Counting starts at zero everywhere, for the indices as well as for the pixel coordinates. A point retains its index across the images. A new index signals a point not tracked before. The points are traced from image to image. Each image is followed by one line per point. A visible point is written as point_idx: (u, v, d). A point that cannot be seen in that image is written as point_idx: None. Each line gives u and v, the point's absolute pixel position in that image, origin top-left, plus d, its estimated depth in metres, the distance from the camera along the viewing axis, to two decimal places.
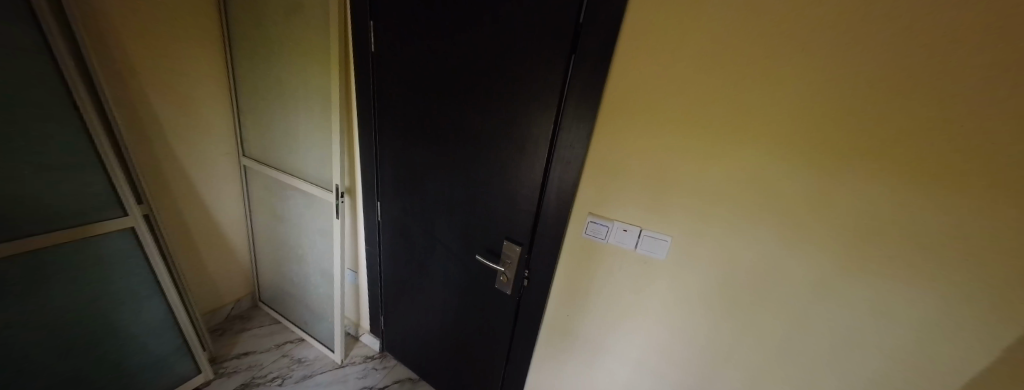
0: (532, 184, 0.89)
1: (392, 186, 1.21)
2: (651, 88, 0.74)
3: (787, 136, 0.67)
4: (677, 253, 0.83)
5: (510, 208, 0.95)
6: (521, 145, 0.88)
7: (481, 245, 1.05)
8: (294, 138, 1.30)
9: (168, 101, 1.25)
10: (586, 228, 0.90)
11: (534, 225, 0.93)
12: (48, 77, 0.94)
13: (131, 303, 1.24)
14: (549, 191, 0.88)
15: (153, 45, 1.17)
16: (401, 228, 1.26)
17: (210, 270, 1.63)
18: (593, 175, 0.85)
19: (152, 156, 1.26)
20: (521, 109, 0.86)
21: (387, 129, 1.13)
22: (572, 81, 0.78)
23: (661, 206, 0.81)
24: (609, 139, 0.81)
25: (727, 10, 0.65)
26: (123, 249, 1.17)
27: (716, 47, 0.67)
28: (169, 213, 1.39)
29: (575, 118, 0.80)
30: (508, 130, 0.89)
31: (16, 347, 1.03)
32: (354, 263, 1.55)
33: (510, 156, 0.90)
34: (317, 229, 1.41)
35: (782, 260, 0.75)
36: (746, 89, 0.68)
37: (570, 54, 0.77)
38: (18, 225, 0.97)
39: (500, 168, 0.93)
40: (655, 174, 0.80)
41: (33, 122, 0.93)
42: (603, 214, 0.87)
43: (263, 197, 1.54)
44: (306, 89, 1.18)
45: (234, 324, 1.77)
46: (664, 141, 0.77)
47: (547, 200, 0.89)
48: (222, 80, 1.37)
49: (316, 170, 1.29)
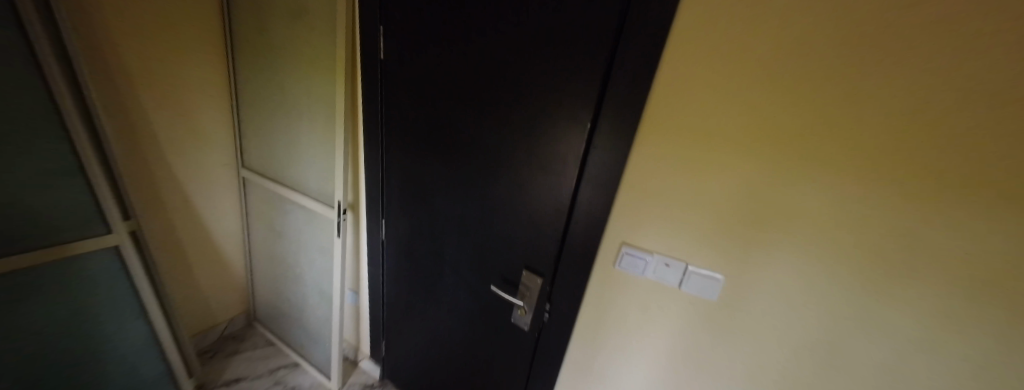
0: (558, 208, 0.79)
1: (399, 203, 1.11)
2: (703, 101, 0.63)
3: (884, 166, 0.53)
4: (730, 295, 0.70)
5: (531, 233, 0.85)
6: (548, 166, 0.78)
7: (496, 273, 0.95)
8: (295, 150, 1.21)
9: (165, 111, 1.18)
10: (617, 260, 0.78)
11: (557, 254, 0.82)
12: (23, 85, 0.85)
13: (113, 329, 1.14)
14: (577, 217, 0.77)
15: (147, 52, 1.09)
16: (406, 248, 1.16)
17: (203, 288, 1.54)
18: (629, 199, 0.73)
19: (142, 168, 1.18)
20: (547, 125, 0.76)
21: (395, 143, 1.04)
22: (609, 95, 0.68)
23: (712, 239, 0.69)
24: (650, 159, 0.69)
25: (805, 11, 0.53)
26: (105, 270, 1.07)
27: (792, 52, 0.55)
28: (158, 227, 1.29)
29: (610, 136, 0.69)
30: (532, 149, 0.79)
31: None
32: (355, 285, 1.45)
33: (534, 177, 0.81)
34: (316, 247, 1.31)
35: (869, 315, 0.60)
36: (830, 102, 0.54)
37: (608, 63, 0.66)
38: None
39: (521, 190, 0.83)
40: (705, 201, 0.67)
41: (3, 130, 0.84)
42: (640, 245, 0.75)
43: (261, 211, 1.45)
44: (310, 99, 1.11)
45: (226, 346, 1.67)
46: (718, 163, 0.64)
47: (574, 227, 0.78)
48: (224, 88, 1.30)
49: (317, 184, 1.20)
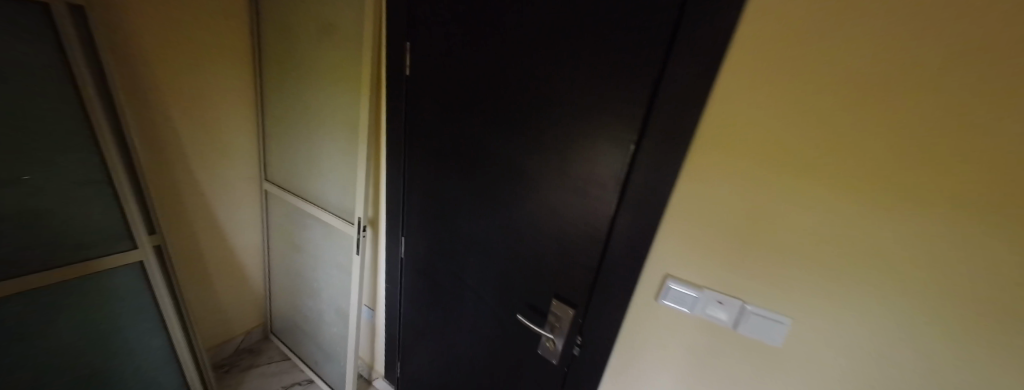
0: (594, 235, 0.73)
1: (419, 222, 1.07)
2: (765, 122, 0.54)
3: (1009, 205, 0.43)
4: (801, 344, 0.60)
5: (562, 259, 0.79)
6: (584, 190, 0.72)
7: (521, 299, 0.89)
8: (317, 165, 1.20)
9: (193, 127, 1.20)
10: (658, 292, 0.70)
11: (591, 286, 0.76)
12: (49, 103, 0.86)
13: (133, 345, 1.13)
14: (613, 247, 0.71)
15: (176, 68, 1.11)
16: (425, 268, 1.12)
17: (223, 300, 1.54)
18: (673, 229, 0.66)
19: (167, 182, 1.19)
20: (584, 146, 0.70)
21: (418, 159, 1.01)
22: (655, 113, 0.60)
23: (775, 277, 0.60)
24: (700, 185, 0.62)
25: (899, 17, 0.44)
26: (127, 285, 1.08)
27: (883, 67, 0.46)
28: (181, 241, 1.30)
29: (655, 160, 0.62)
30: (566, 172, 0.74)
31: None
32: (372, 302, 1.42)
33: (567, 201, 0.75)
34: (334, 263, 1.29)
35: (985, 384, 0.49)
36: (935, 127, 0.44)
37: (656, 81, 0.59)
38: (7, 263, 0.87)
39: (553, 215, 0.78)
40: (766, 234, 0.59)
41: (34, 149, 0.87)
42: (689, 278, 0.66)
43: (281, 224, 1.45)
44: (333, 113, 1.09)
45: (241, 360, 1.66)
46: (784, 194, 0.56)
47: (609, 257, 0.72)
48: (250, 103, 1.31)
49: (338, 200, 1.18)
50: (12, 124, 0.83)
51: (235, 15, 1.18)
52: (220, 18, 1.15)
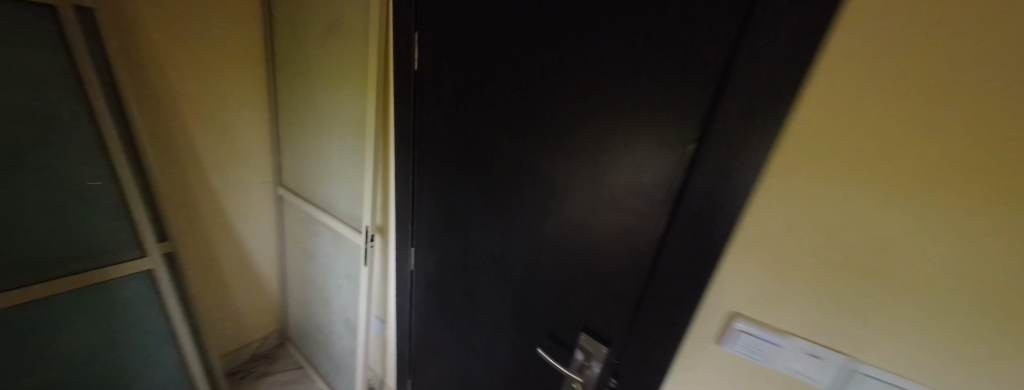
0: (639, 260, 0.59)
1: (430, 233, 0.97)
2: (900, 117, 0.37)
3: None
4: None
5: (592, 285, 0.65)
6: (623, 203, 0.59)
7: (544, 328, 0.76)
8: (326, 171, 1.14)
9: (206, 130, 1.17)
10: (723, 336, 0.54)
11: (629, 320, 0.62)
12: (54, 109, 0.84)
13: (142, 355, 1.11)
14: (660, 276, 0.56)
15: (188, 72, 1.08)
16: (436, 284, 1.02)
17: (239, 306, 1.51)
18: (744, 259, 0.50)
19: (181, 187, 1.17)
20: (623, 150, 0.57)
21: (428, 165, 0.91)
22: (723, 109, 0.44)
23: (905, 334, 0.42)
24: (786, 204, 0.45)
25: None
26: (137, 295, 1.05)
27: None
28: (195, 247, 1.28)
29: (722, 169, 0.46)
30: (601, 181, 0.61)
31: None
32: (382, 314, 1.33)
33: (600, 216, 0.62)
34: (343, 274, 1.21)
35: None
36: None
37: (728, 60, 0.43)
38: (13, 273, 0.85)
39: (585, 233, 0.65)
40: (892, 275, 0.41)
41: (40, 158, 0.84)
42: (768, 322, 0.50)
43: (294, 230, 1.40)
44: (341, 114, 1.02)
45: (257, 366, 1.63)
46: (928, 220, 0.38)
47: (655, 289, 0.57)
48: (263, 105, 1.27)
49: (346, 207, 1.10)
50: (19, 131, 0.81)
51: (247, 14, 1.14)
52: (233, 18, 1.12)
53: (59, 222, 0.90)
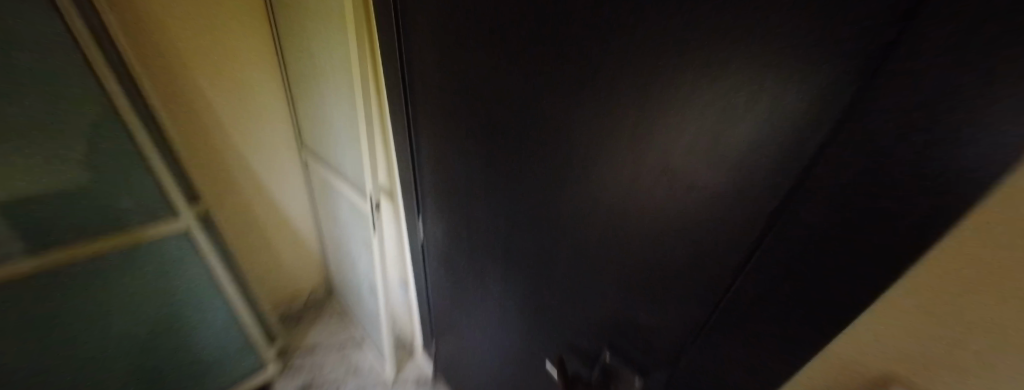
0: (712, 266, 0.37)
1: (438, 202, 0.84)
2: None
3: None
4: None
5: (630, 288, 0.47)
6: (691, 177, 0.36)
7: (569, 325, 0.62)
8: (332, 129, 1.03)
9: (220, 88, 1.14)
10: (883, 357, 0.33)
11: (686, 343, 0.43)
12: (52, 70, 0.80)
13: (198, 305, 1.21)
14: (757, 286, 0.35)
15: (185, 25, 1.01)
16: (448, 257, 0.92)
17: (285, 261, 1.61)
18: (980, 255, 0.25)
19: (206, 147, 1.18)
20: (696, 86, 0.33)
21: (425, 120, 0.75)
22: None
23: None
24: None
25: None
26: (182, 252, 1.11)
27: None
28: (231, 206, 1.32)
29: (950, 109, 0.20)
30: (652, 141, 0.38)
31: (82, 350, 1.03)
32: (403, 280, 1.29)
33: (650, 192, 0.41)
34: (360, 239, 1.16)
35: None
36: None
37: None
38: (61, 229, 0.92)
39: (627, 217, 0.44)
40: None
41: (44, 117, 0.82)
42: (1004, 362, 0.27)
43: (319, 192, 1.38)
44: (333, 62, 0.87)
45: (309, 313, 1.77)
46: None
47: (738, 309, 0.37)
48: (271, 58, 1.19)
49: (352, 169, 1.00)
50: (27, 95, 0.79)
51: None
52: None
53: (89, 183, 0.92)
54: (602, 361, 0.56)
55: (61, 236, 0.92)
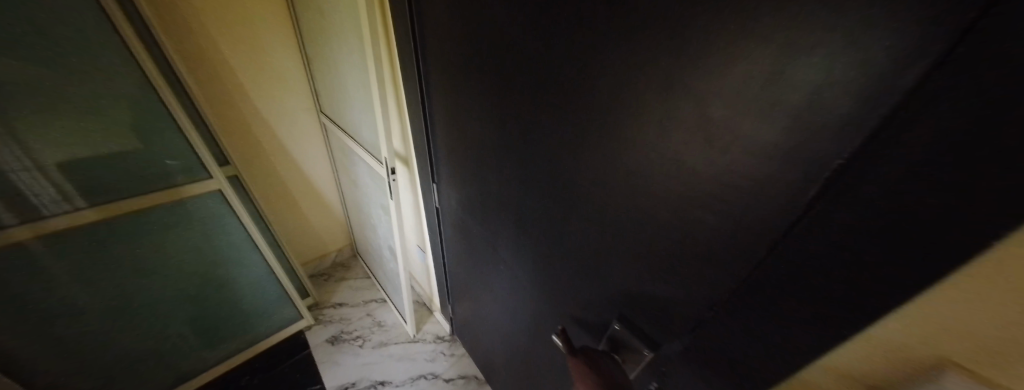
0: (751, 236, 0.34)
1: (454, 169, 0.83)
2: None
3: None
4: None
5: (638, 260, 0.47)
6: (733, 136, 0.31)
7: (581, 296, 0.61)
8: (346, 92, 1.02)
9: (238, 51, 1.14)
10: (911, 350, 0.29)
11: (707, 314, 0.42)
12: (79, 32, 0.83)
13: (237, 259, 1.31)
14: (795, 263, 0.31)
15: None
16: (463, 224, 0.93)
17: (312, 223, 1.69)
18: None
19: (231, 112, 1.21)
20: (747, 35, 0.28)
21: (437, 83, 0.72)
22: None
23: None
24: None
25: None
26: (218, 210, 1.19)
27: None
28: (258, 169, 1.37)
29: None
30: (686, 94, 0.33)
31: (140, 294, 1.15)
32: (421, 244, 1.33)
33: (679, 155, 0.37)
34: (379, 204, 1.19)
35: None
36: None
37: None
38: (109, 188, 0.99)
39: (653, 182, 0.41)
40: None
41: (80, 77, 0.87)
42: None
43: (339, 158, 1.40)
44: (343, 20, 0.84)
45: (336, 272, 1.89)
46: None
47: (772, 282, 0.34)
48: (285, 19, 1.17)
49: (368, 135, 1.00)
50: (64, 57, 0.84)
51: None
52: None
53: (129, 144, 0.99)
54: (609, 331, 0.57)
55: (110, 195, 1.00)
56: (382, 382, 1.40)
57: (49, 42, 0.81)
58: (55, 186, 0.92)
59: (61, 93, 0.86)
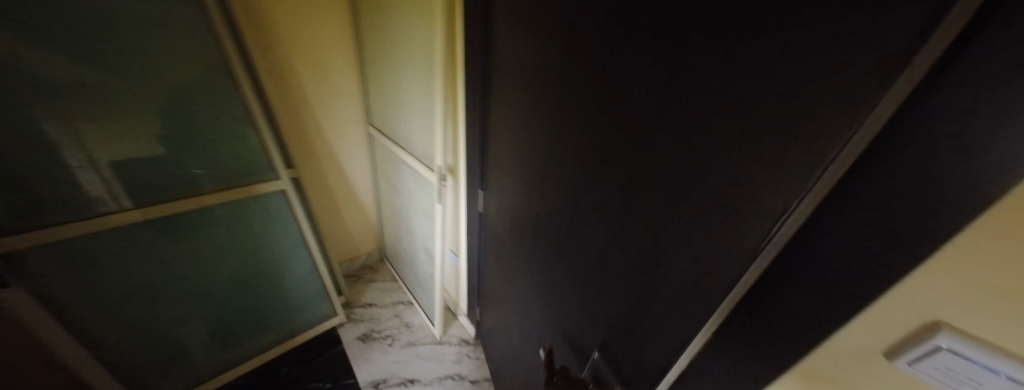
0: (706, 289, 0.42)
1: (499, 179, 0.94)
2: None
3: None
4: None
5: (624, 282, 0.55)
6: (720, 166, 0.37)
7: (578, 316, 0.70)
8: (404, 107, 1.16)
9: (311, 71, 1.30)
10: (882, 338, 0.36)
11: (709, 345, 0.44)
12: (195, 55, 0.99)
13: (289, 254, 1.44)
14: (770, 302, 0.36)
15: (285, 13, 1.16)
16: (501, 230, 1.01)
17: (350, 227, 1.82)
18: (986, 240, 0.27)
19: (297, 123, 1.37)
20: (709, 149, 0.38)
21: (495, 103, 0.84)
22: None
23: None
24: None
25: None
26: (279, 209, 1.33)
27: None
28: (312, 174, 1.52)
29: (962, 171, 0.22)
30: (687, 127, 0.40)
31: (194, 283, 1.24)
32: (455, 247, 1.44)
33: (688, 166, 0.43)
34: (422, 208, 1.30)
35: None
36: None
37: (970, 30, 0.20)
38: (182, 186, 1.10)
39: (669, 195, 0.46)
40: None
41: (185, 90, 1.01)
42: (966, 329, 0.31)
43: (384, 166, 1.53)
44: (414, 48, 0.99)
45: (365, 274, 1.99)
46: None
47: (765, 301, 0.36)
48: (351, 45, 1.34)
49: (422, 144, 1.12)
50: (180, 74, 0.99)
51: None
52: None
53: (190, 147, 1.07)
54: (592, 360, 0.67)
55: (176, 194, 1.10)
56: (411, 379, 1.47)
57: (171, 63, 0.96)
58: (105, 183, 0.98)
59: (161, 103, 0.99)
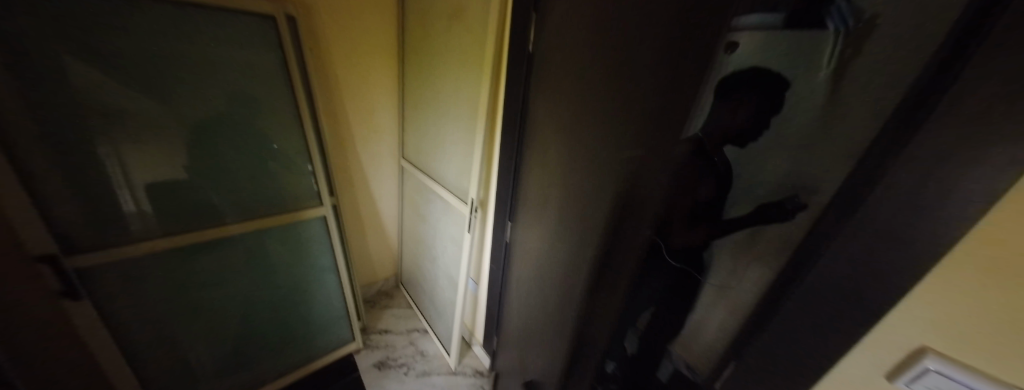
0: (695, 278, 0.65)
1: (528, 212, 1.04)
2: None
3: None
4: None
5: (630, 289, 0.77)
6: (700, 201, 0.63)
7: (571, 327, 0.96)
8: (442, 145, 1.30)
9: (359, 112, 1.47)
10: (885, 363, 0.42)
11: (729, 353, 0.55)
12: (272, 98, 1.17)
13: (322, 277, 1.53)
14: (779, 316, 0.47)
15: (343, 63, 1.34)
16: (527, 260, 1.09)
17: (372, 253, 1.89)
18: (963, 279, 0.35)
19: (341, 156, 1.51)
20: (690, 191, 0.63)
21: (529, 148, 0.98)
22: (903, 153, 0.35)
23: None
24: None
25: None
26: (319, 233, 1.45)
27: None
28: (347, 202, 1.64)
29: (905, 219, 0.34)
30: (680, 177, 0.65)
31: (235, 300, 1.33)
32: (476, 276, 1.50)
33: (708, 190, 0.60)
34: (450, 237, 1.39)
35: None
36: None
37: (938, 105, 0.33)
38: (238, 210, 1.23)
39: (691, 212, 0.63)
40: None
41: (258, 127, 1.17)
42: (957, 355, 0.37)
43: (413, 196, 1.64)
44: (459, 97, 1.17)
45: (382, 300, 2.03)
46: None
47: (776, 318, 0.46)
48: (394, 90, 1.51)
49: (457, 178, 1.25)
50: (258, 113, 1.16)
51: (387, 13, 1.36)
52: (380, 15, 1.34)
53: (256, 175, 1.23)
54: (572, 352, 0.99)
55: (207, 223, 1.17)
56: None
57: (253, 105, 1.14)
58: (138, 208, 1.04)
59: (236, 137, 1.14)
